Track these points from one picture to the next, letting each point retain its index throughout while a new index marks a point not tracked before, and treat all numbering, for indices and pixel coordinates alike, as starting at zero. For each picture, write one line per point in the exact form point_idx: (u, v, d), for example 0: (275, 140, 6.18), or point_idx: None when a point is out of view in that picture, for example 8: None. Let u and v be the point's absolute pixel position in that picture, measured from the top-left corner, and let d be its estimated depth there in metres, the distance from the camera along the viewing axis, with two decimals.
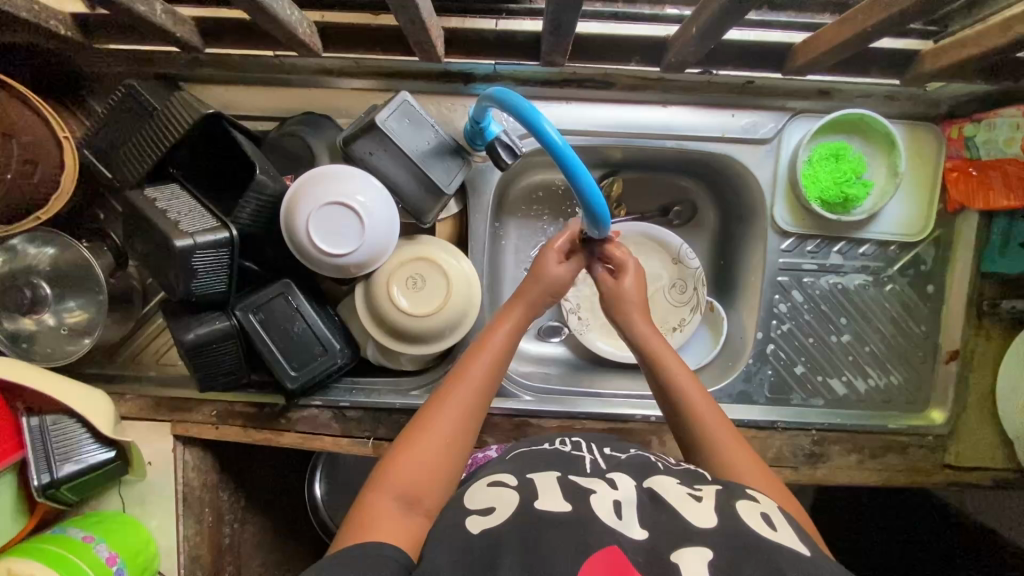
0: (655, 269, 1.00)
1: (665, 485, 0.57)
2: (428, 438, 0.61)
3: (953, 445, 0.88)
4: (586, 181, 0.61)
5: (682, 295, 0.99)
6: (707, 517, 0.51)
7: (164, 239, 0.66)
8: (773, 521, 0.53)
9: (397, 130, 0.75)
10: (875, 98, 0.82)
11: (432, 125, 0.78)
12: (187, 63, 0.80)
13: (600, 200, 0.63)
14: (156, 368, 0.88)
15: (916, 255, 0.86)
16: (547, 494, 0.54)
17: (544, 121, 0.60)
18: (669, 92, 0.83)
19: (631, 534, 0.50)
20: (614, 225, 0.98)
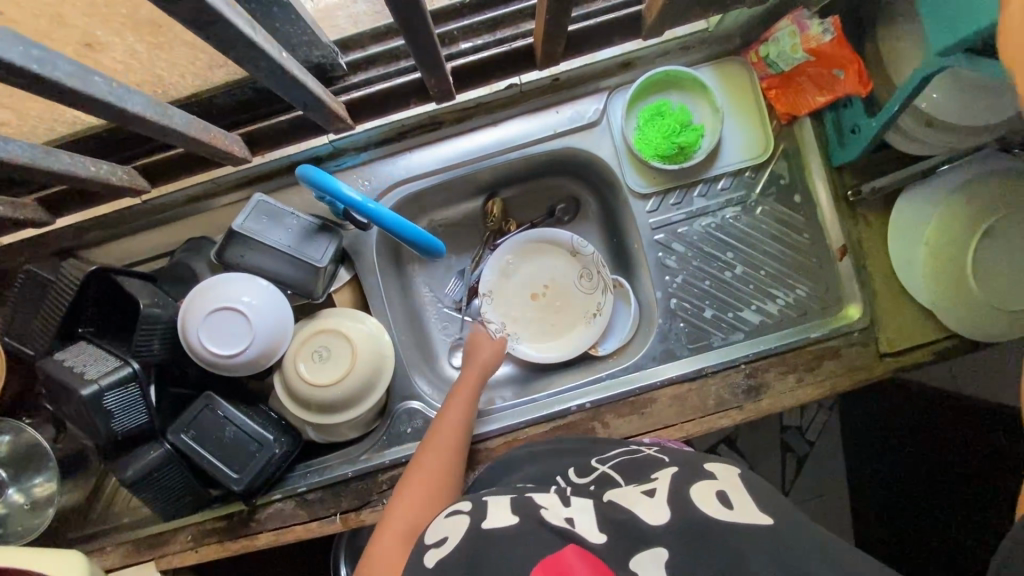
0: (559, 266, 1.04)
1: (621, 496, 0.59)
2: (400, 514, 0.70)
3: (881, 333, 0.88)
4: (388, 216, 0.76)
5: (591, 282, 1.02)
6: (659, 515, 0.53)
7: (73, 391, 0.72)
8: (729, 500, 0.54)
9: (258, 229, 0.82)
10: (674, 53, 0.89)
11: (292, 213, 0.84)
12: (74, 233, 0.90)
13: (411, 228, 0.78)
14: (128, 512, 0.93)
15: (772, 173, 0.90)
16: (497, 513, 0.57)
17: (338, 185, 0.74)
18: (494, 112, 0.90)
19: (591, 537, 0.53)
20: (507, 241, 1.03)
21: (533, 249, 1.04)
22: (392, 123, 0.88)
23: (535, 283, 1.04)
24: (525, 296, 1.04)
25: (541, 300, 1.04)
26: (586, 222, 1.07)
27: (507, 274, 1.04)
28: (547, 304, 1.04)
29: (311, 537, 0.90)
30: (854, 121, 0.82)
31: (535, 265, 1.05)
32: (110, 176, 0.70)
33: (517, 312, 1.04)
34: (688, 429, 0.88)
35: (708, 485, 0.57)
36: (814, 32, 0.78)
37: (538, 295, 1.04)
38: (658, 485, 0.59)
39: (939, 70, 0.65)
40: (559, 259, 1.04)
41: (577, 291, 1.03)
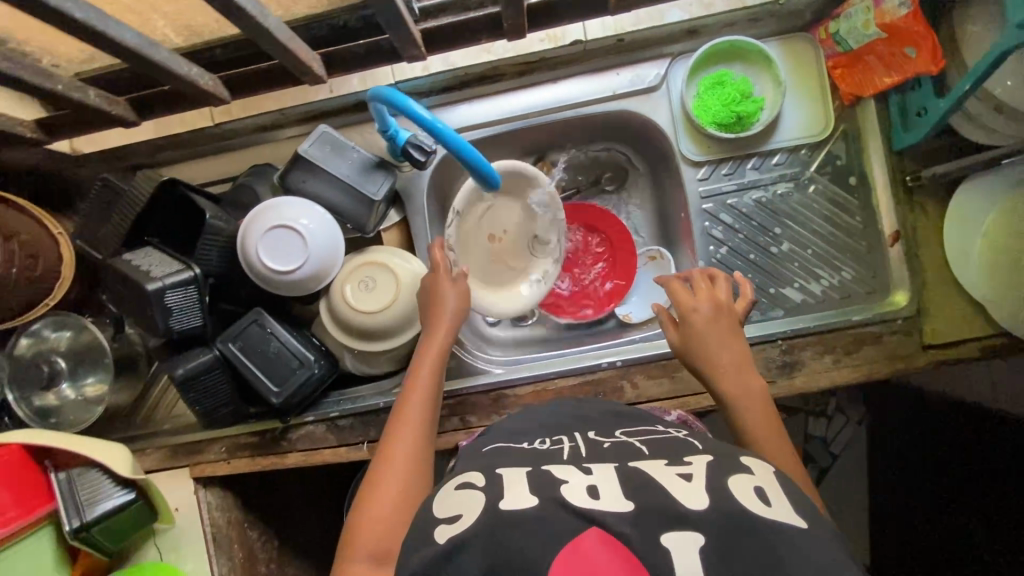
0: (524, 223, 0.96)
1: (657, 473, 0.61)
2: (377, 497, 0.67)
3: (926, 324, 0.86)
4: (453, 138, 0.72)
5: (544, 247, 0.96)
6: (699, 499, 0.56)
7: (138, 287, 0.76)
8: (767, 496, 0.58)
9: (320, 157, 0.86)
10: (741, 23, 0.88)
11: (354, 147, 0.88)
12: (148, 149, 0.95)
13: (476, 156, 0.74)
14: (170, 419, 0.99)
15: (829, 152, 0.90)
16: (513, 494, 0.59)
17: (410, 102, 0.71)
18: (555, 69, 0.92)
19: (613, 511, 0.56)
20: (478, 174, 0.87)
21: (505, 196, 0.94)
22: (456, 71, 0.91)
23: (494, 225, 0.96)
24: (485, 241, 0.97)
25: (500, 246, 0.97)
26: (632, 192, 1.08)
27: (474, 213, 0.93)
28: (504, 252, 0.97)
29: (337, 462, 0.93)
30: (921, 104, 0.80)
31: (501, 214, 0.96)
32: (198, 77, 0.70)
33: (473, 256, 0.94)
34: None
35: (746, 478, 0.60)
36: (890, 6, 0.75)
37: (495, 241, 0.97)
38: (696, 471, 0.61)
39: (1018, 45, 0.64)
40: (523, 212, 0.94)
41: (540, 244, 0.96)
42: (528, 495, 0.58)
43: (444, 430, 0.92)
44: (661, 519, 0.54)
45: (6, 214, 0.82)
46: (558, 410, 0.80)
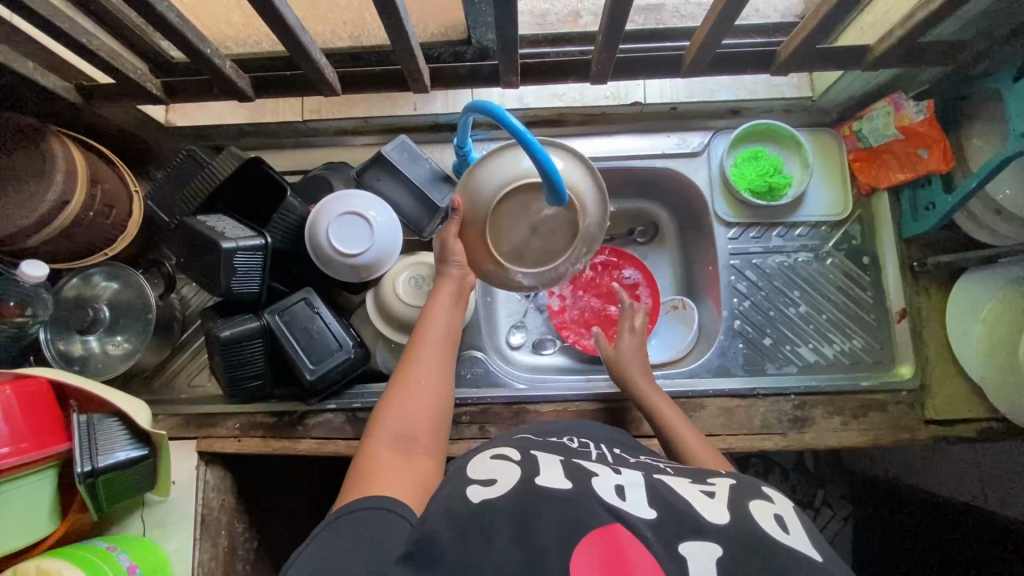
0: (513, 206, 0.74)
1: (679, 486, 0.62)
2: (401, 387, 0.75)
3: (928, 400, 0.93)
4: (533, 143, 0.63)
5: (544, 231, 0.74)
6: (720, 514, 0.56)
7: (212, 244, 0.81)
8: (786, 525, 0.56)
9: (399, 160, 0.94)
10: (777, 112, 1.02)
11: (426, 159, 0.96)
12: (234, 134, 1.03)
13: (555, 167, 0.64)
14: (187, 390, 0.99)
15: (846, 232, 1.00)
16: (549, 473, 0.63)
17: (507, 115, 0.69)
18: (613, 123, 1.04)
19: (637, 513, 0.57)
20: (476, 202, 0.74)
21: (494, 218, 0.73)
22: (527, 110, 1.02)
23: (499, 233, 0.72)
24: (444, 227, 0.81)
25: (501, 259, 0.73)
26: (662, 246, 1.17)
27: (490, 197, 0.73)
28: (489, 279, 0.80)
29: (350, 455, 0.93)
30: (930, 200, 0.92)
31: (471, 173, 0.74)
32: (325, 68, 0.79)
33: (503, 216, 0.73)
34: (730, 442, 0.91)
35: (766, 506, 0.58)
36: (908, 112, 0.89)
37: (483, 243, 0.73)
38: (719, 490, 0.61)
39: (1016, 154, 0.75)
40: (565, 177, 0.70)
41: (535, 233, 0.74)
42: (562, 480, 0.62)
43: (462, 437, 0.93)
44: (679, 529, 0.54)
45: (98, 163, 0.88)
46: (577, 430, 0.83)
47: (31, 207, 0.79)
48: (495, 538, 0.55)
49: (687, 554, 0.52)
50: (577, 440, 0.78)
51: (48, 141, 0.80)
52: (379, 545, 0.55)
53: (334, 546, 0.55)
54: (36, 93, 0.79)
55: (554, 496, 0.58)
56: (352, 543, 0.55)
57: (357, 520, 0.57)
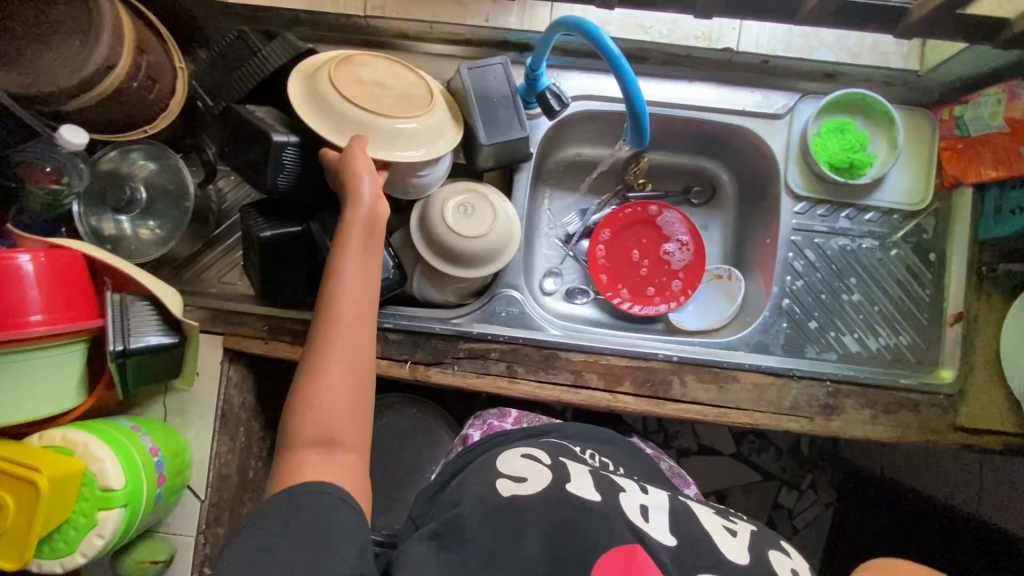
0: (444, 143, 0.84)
1: (702, 516, 0.68)
2: (321, 372, 0.66)
3: (963, 406, 0.91)
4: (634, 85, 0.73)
5: (468, 213, 0.88)
6: (741, 555, 0.62)
7: (262, 135, 0.76)
8: None
9: (477, 90, 0.87)
10: (875, 83, 0.94)
11: (508, 92, 0.88)
12: (288, 21, 0.96)
13: (644, 107, 0.74)
14: (217, 285, 0.97)
15: (918, 224, 0.95)
16: (579, 482, 0.68)
17: (604, 37, 0.71)
18: (696, 69, 0.95)
19: (660, 538, 0.62)
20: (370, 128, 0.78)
21: (432, 130, 0.83)
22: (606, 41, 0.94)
23: (427, 145, 0.82)
24: (314, 63, 0.81)
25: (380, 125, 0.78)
26: (716, 210, 1.12)
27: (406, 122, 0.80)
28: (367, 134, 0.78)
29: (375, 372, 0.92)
30: (1018, 203, 0.87)
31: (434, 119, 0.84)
32: None
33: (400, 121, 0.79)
34: (757, 418, 0.91)
35: (784, 559, 0.63)
36: (1023, 102, 0.83)
37: (370, 115, 0.78)
38: (741, 529, 0.67)
39: None
40: (437, 86, 0.88)
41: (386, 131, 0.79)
42: (592, 490, 0.67)
43: (490, 373, 0.92)
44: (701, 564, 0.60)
45: (143, 32, 0.82)
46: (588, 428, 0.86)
47: (76, 67, 0.74)
48: (528, 556, 0.60)
49: None
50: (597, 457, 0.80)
51: None
52: (335, 537, 0.56)
53: (276, 552, 0.55)
54: None
55: (589, 514, 0.63)
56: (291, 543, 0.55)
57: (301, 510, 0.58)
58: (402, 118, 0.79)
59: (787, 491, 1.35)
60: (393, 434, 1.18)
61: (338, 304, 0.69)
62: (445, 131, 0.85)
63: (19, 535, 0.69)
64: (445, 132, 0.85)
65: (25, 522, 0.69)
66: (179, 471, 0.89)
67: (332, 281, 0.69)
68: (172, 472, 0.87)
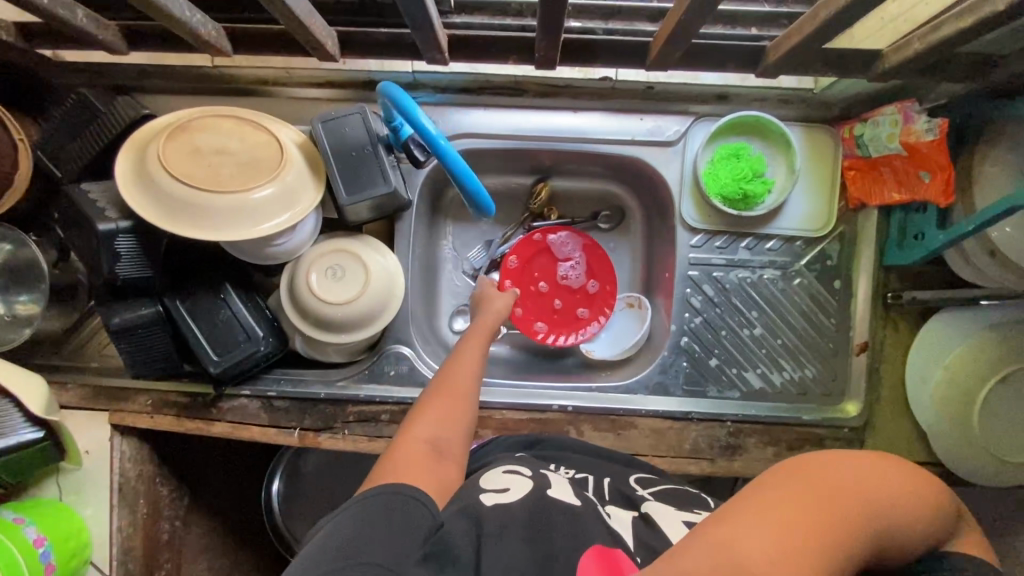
0: (301, 207, 0.79)
1: (661, 513, 0.58)
2: (441, 392, 0.73)
3: (870, 438, 0.88)
4: (459, 163, 0.67)
5: (338, 277, 0.84)
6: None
7: (91, 224, 0.73)
8: None
9: (333, 146, 0.82)
10: (770, 102, 0.88)
11: (369, 143, 0.83)
12: (137, 76, 0.89)
13: (474, 182, 0.68)
14: (98, 358, 0.93)
15: (822, 250, 0.89)
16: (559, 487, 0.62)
17: (416, 111, 0.66)
18: (578, 98, 0.89)
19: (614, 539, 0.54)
20: (208, 204, 0.73)
21: (286, 193, 0.78)
22: (478, 75, 0.87)
23: (282, 213, 0.77)
24: (148, 134, 0.76)
25: (220, 199, 0.73)
26: (624, 235, 1.06)
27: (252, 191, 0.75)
28: (203, 211, 0.73)
29: (265, 442, 0.90)
30: (920, 228, 0.81)
31: (288, 180, 0.78)
32: (200, 27, 0.62)
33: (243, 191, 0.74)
34: (656, 464, 0.88)
35: None
36: (918, 127, 0.75)
37: (205, 189, 0.72)
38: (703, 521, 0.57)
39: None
40: (289, 138, 0.81)
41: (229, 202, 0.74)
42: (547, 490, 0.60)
43: (381, 435, 0.89)
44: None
45: None
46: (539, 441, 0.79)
47: None
48: None
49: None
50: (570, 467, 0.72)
51: None
52: (411, 533, 0.52)
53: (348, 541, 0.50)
54: None
55: None
56: (375, 533, 0.51)
57: (391, 516, 0.53)
58: (245, 189, 0.74)
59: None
60: (317, 479, 1.17)
61: (460, 354, 0.79)
62: (302, 192, 0.79)
63: None
64: (304, 192, 0.80)
65: None
66: (75, 553, 0.88)
67: (475, 335, 0.82)
68: (64, 558, 0.86)
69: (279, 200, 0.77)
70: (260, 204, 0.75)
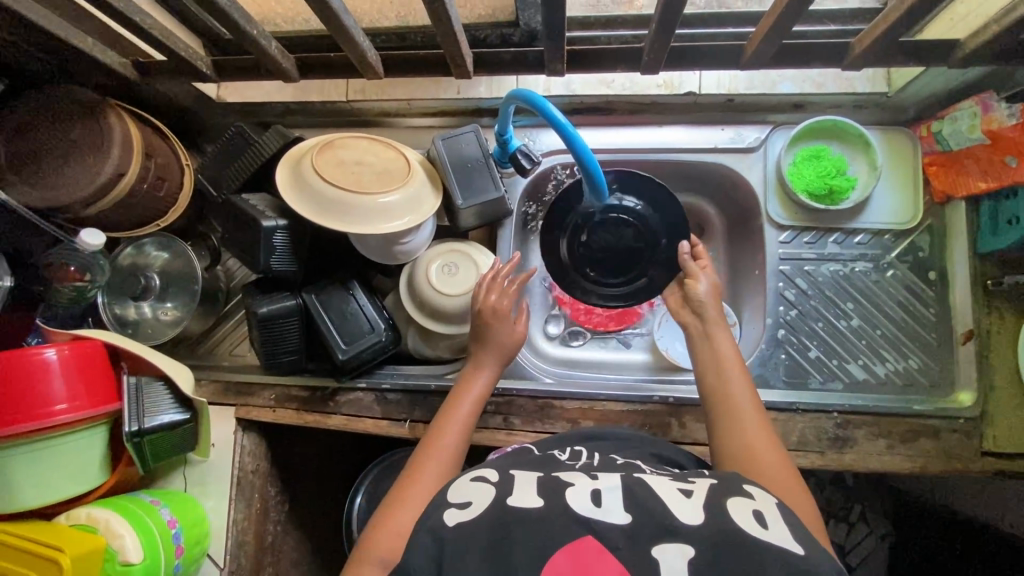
0: (427, 209, 0.89)
1: (656, 482, 0.60)
2: (403, 495, 0.68)
3: (988, 429, 0.85)
4: (580, 145, 0.71)
5: (454, 274, 0.92)
6: (694, 515, 0.53)
7: (252, 222, 0.84)
8: (766, 520, 0.53)
9: (450, 156, 0.94)
10: (845, 108, 0.95)
11: (480, 156, 0.94)
12: (281, 113, 1.05)
13: (595, 164, 0.73)
14: (229, 358, 1.04)
15: (912, 242, 0.93)
16: (522, 493, 0.59)
17: (549, 105, 0.72)
18: (663, 113, 0.98)
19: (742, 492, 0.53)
20: (352, 203, 0.84)
21: (414, 198, 0.89)
22: (573, 98, 0.99)
23: (413, 215, 0.88)
24: (300, 150, 0.89)
25: (361, 199, 0.84)
26: (707, 245, 1.11)
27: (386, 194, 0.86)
28: (347, 209, 0.84)
29: (378, 433, 0.95)
30: (1014, 213, 0.82)
31: (417, 188, 0.89)
32: (367, 51, 0.76)
33: (379, 193, 0.85)
34: None
35: (745, 501, 0.55)
36: (998, 114, 0.81)
37: (349, 190, 0.84)
38: (697, 488, 0.58)
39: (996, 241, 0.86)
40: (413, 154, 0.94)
41: (366, 202, 0.84)
42: (535, 497, 0.57)
43: (487, 426, 0.93)
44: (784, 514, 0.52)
45: (151, 136, 0.92)
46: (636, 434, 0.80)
47: (90, 179, 0.82)
48: None
49: (659, 557, 0.50)
50: (566, 451, 0.78)
51: (105, 113, 0.83)
52: None
53: None
54: (95, 68, 0.83)
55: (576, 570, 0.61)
56: None
57: None
58: (382, 193, 0.85)
59: (836, 522, 1.18)
60: None
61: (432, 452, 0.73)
62: (427, 197, 0.90)
63: None
64: (429, 196, 0.91)
65: None
66: (199, 540, 0.92)
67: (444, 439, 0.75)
68: (191, 542, 0.91)
69: (408, 204, 0.88)
70: (393, 205, 0.86)
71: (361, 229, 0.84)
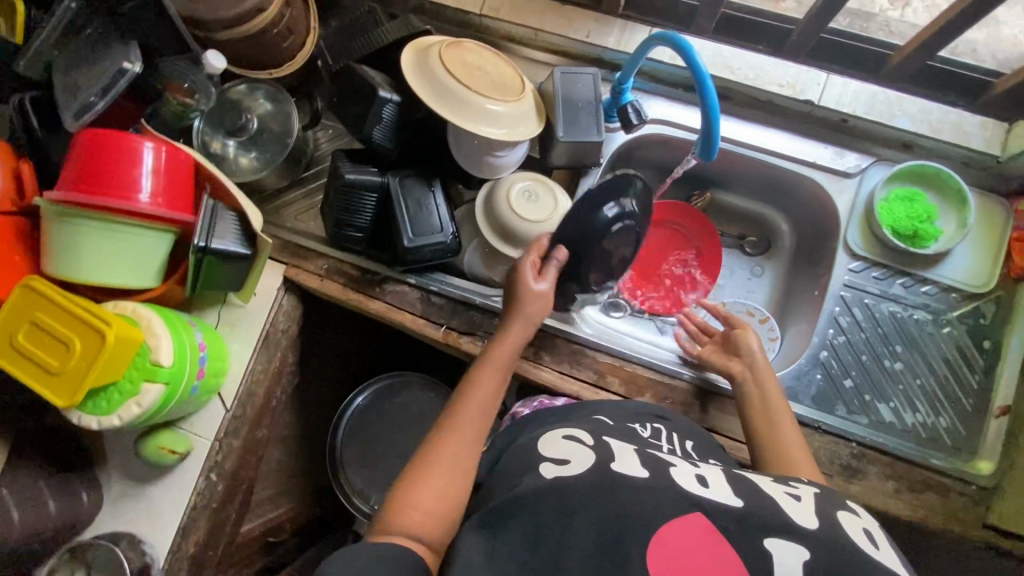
0: (527, 131, 0.91)
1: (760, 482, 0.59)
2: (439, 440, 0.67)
3: (998, 503, 0.85)
4: (710, 98, 0.78)
5: (533, 201, 0.94)
6: (809, 520, 0.52)
7: (370, 90, 0.87)
8: (876, 540, 0.52)
9: (563, 90, 0.95)
10: (951, 162, 0.97)
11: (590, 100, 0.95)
12: (412, 9, 1.08)
13: (717, 119, 0.79)
14: (293, 222, 1.05)
15: (977, 307, 0.93)
16: (625, 462, 0.58)
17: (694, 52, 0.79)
18: (774, 115, 1.00)
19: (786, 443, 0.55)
20: (466, 100, 0.86)
21: (519, 117, 0.91)
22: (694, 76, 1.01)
23: (514, 130, 0.90)
24: (429, 40, 0.92)
25: (475, 98, 0.86)
26: (769, 260, 1.12)
27: (497, 103, 0.88)
28: (459, 103, 0.86)
29: (412, 329, 0.97)
30: None
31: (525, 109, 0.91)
32: None
33: (494, 99, 0.87)
34: None
35: (854, 517, 0.54)
36: None
37: (467, 86, 0.86)
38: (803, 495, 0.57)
39: None
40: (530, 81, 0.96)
41: (478, 102, 0.86)
42: (639, 468, 0.57)
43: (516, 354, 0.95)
44: None
45: None
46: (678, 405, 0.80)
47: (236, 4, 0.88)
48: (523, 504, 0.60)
49: (773, 550, 0.48)
50: (647, 427, 0.77)
51: None
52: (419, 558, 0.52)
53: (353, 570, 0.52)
54: None
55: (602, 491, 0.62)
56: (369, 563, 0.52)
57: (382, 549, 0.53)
58: (495, 100, 0.87)
59: None
60: (399, 408, 1.22)
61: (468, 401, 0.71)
62: (531, 120, 0.92)
63: (76, 378, 0.76)
64: (533, 120, 0.93)
65: (83, 367, 0.77)
66: (217, 375, 0.95)
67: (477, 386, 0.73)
68: (211, 371, 0.93)
69: (513, 119, 0.89)
70: (500, 115, 0.88)
71: (466, 126, 0.86)
